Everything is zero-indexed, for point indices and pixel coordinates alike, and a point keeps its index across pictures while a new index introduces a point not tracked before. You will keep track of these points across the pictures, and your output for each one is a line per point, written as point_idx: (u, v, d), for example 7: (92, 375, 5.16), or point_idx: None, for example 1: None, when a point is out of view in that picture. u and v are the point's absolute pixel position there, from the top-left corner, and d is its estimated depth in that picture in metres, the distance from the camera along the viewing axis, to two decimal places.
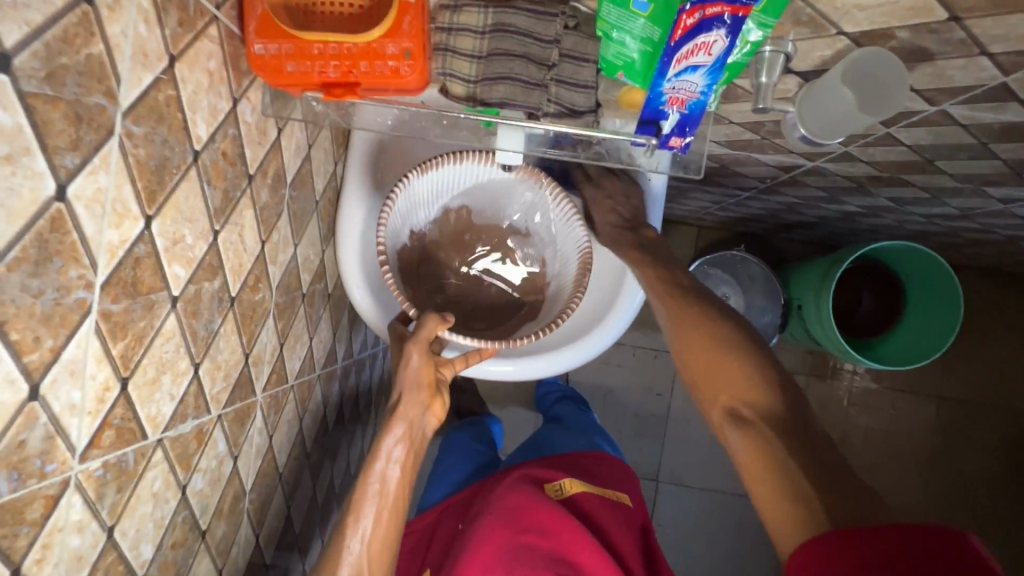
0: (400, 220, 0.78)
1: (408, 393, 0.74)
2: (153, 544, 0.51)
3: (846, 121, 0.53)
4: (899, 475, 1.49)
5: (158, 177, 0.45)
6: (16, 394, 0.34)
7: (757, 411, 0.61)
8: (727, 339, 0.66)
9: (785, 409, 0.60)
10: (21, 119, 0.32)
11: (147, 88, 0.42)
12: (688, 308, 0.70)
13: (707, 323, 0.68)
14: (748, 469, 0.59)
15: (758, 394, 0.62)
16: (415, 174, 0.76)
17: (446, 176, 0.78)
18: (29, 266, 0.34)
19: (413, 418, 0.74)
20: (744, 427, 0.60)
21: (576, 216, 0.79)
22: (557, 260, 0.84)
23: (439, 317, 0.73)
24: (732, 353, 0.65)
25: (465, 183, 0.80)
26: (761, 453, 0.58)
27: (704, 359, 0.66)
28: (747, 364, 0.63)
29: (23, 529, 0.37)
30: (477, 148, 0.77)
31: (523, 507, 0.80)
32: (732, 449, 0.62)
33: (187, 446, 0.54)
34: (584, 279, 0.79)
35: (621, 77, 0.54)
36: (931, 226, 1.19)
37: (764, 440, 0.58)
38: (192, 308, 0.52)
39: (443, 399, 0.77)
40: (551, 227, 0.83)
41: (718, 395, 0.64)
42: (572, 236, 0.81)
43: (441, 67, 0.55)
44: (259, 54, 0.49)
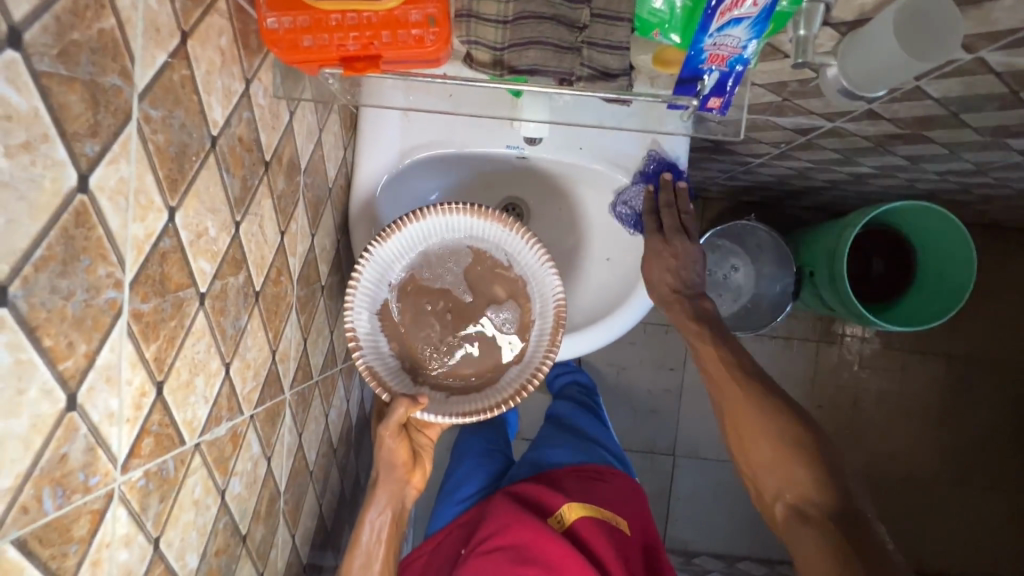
0: (374, 286, 0.73)
1: (387, 472, 0.82)
2: (198, 553, 0.49)
3: (889, 68, 0.50)
4: (911, 435, 1.51)
5: (178, 166, 0.42)
6: (54, 404, 0.32)
7: (823, 511, 0.59)
8: (792, 439, 0.65)
9: (849, 509, 0.59)
10: (36, 102, 0.29)
11: (162, 66, 0.39)
12: (759, 397, 0.69)
13: (775, 422, 0.66)
14: (808, 558, 0.56)
15: (823, 495, 0.61)
16: (376, 245, 0.71)
17: (410, 237, 0.73)
18: (57, 266, 0.32)
19: (395, 491, 0.83)
20: (806, 525, 0.59)
21: (548, 262, 0.73)
22: (534, 304, 0.75)
23: (411, 400, 0.71)
24: (793, 456, 0.64)
25: (431, 236, 0.74)
26: (827, 547, 0.55)
27: (771, 457, 0.65)
28: (800, 467, 0.63)
29: (72, 547, 0.34)
30: (432, 206, 0.71)
31: (531, 543, 0.78)
32: (792, 545, 0.59)
33: (224, 450, 0.52)
34: (556, 337, 0.73)
35: (656, 36, 0.50)
36: (943, 184, 1.17)
37: (821, 532, 0.57)
38: (219, 305, 0.49)
39: (422, 469, 0.85)
40: (525, 271, 0.75)
41: (771, 485, 0.65)
42: (547, 283, 0.74)
43: (465, 34, 0.52)
44: (272, 29, 0.47)
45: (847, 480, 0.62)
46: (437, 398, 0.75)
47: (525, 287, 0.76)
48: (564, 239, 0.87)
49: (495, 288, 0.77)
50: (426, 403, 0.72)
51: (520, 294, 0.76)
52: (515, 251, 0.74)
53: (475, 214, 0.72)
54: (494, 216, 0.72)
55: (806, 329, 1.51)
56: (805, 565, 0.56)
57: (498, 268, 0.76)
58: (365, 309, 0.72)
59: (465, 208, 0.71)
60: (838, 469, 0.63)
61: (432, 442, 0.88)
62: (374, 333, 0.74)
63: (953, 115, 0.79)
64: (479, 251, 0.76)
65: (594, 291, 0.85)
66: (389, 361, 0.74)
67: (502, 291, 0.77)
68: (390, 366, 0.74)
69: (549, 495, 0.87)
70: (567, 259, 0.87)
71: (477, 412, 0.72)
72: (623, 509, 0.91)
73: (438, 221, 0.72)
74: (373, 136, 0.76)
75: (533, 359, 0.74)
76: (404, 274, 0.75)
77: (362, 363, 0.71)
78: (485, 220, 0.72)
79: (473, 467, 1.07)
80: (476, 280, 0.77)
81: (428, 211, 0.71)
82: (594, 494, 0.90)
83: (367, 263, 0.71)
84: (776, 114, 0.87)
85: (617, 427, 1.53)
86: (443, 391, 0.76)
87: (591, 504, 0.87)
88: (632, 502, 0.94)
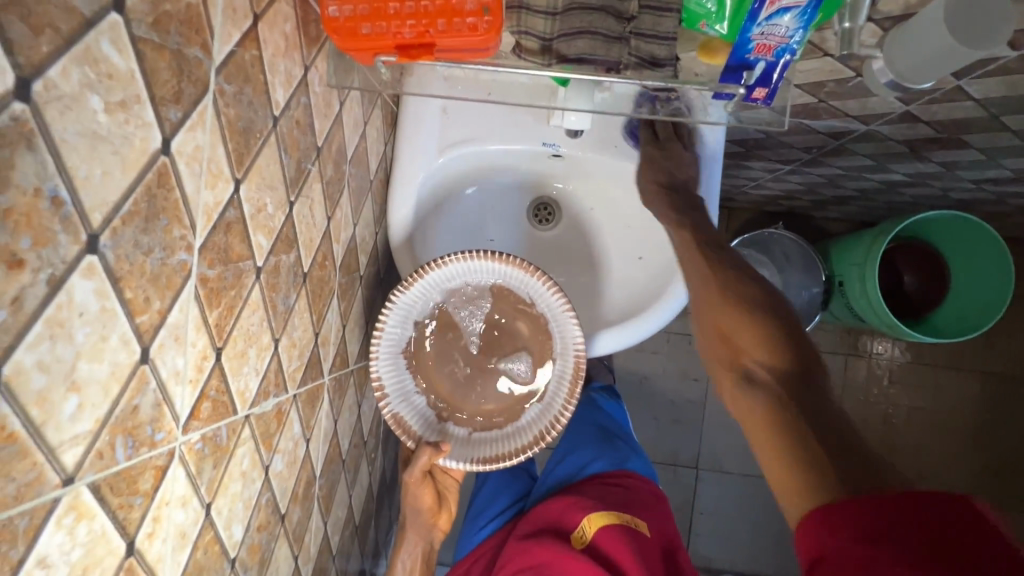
0: (402, 319, 0.72)
1: (412, 518, 0.84)
2: (243, 525, 0.49)
3: (936, 62, 0.51)
4: (945, 454, 1.46)
5: (245, 141, 0.43)
6: (130, 354, 0.33)
7: (776, 373, 0.53)
8: (746, 297, 0.59)
9: (805, 371, 0.53)
10: (133, 64, 0.31)
11: (236, 45, 0.41)
12: (721, 273, 0.63)
13: (729, 283, 0.61)
14: (754, 432, 0.51)
15: (780, 355, 0.54)
16: (400, 291, 0.70)
17: (432, 282, 0.72)
18: (140, 221, 0.33)
19: (422, 533, 0.84)
20: (753, 388, 0.53)
21: (570, 311, 0.70)
22: (554, 344, 0.73)
23: (434, 448, 0.71)
24: (748, 314, 0.57)
25: (454, 281, 0.73)
26: (774, 415, 0.49)
27: (725, 318, 0.59)
28: (755, 323, 0.57)
29: (137, 499, 0.35)
30: (456, 253, 0.69)
31: (550, 561, 0.78)
32: (739, 411, 0.54)
33: (269, 426, 0.52)
34: (576, 386, 0.71)
35: (702, 27, 0.51)
36: (979, 192, 1.16)
37: (776, 400, 0.50)
38: (273, 281, 0.50)
39: (448, 513, 0.85)
40: (544, 314, 0.73)
41: (736, 355, 0.57)
42: (567, 333, 0.72)
43: (516, 25, 0.54)
44: (333, 17, 0.49)
45: (809, 345, 0.56)
46: (460, 436, 0.74)
47: (546, 326, 0.73)
48: (600, 235, 0.88)
49: (517, 323, 0.75)
50: (448, 450, 0.72)
51: (541, 330, 0.74)
52: (536, 295, 0.72)
53: (498, 259, 0.70)
54: (511, 261, 0.70)
55: (833, 342, 1.49)
56: (757, 439, 0.50)
57: (520, 303, 0.74)
58: (390, 352, 0.71)
59: (488, 254, 0.70)
60: (801, 333, 0.56)
61: (455, 487, 0.86)
62: (399, 372, 0.73)
63: (994, 117, 0.78)
64: (498, 290, 0.74)
65: (629, 288, 0.84)
66: (416, 404, 0.74)
67: (525, 326, 0.74)
68: (416, 409, 0.74)
69: (566, 509, 0.85)
70: (597, 257, 0.88)
71: (505, 458, 0.72)
72: (645, 515, 0.87)
73: (460, 267, 0.71)
74: (412, 127, 0.78)
75: (554, 404, 0.73)
76: (431, 309, 0.74)
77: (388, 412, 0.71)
78: (506, 264, 0.70)
79: (492, 484, 1.05)
80: (498, 314, 0.75)
81: (450, 258, 0.70)
82: (613, 500, 0.86)
83: (392, 310, 0.71)
84: (810, 117, 0.87)
85: (640, 437, 1.51)
86: (465, 428, 0.75)
87: (606, 508, 0.84)
88: (652, 507, 0.90)
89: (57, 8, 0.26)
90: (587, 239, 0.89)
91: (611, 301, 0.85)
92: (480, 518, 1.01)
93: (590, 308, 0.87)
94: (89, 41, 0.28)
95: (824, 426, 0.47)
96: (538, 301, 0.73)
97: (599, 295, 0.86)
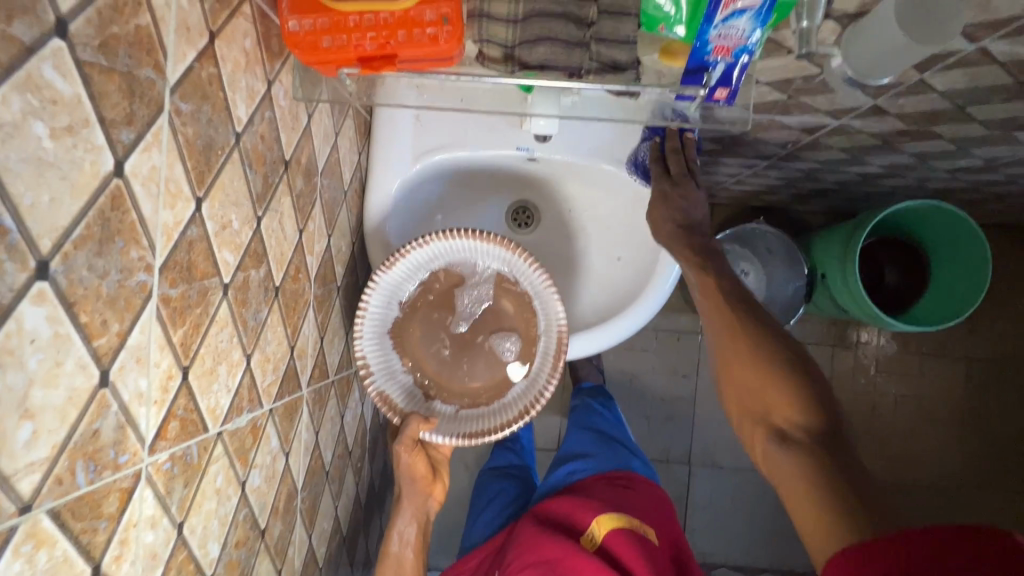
0: (384, 302, 0.70)
1: (407, 486, 0.77)
2: (220, 542, 0.49)
3: (892, 57, 0.52)
4: (933, 439, 1.48)
5: (205, 158, 0.43)
6: (89, 379, 0.33)
7: (809, 437, 0.56)
8: (779, 352, 0.62)
9: (835, 434, 0.56)
10: (80, 89, 0.31)
11: (192, 63, 0.41)
12: (747, 322, 0.66)
13: (754, 336, 0.64)
14: (789, 489, 0.54)
15: (812, 417, 0.57)
16: (383, 270, 0.69)
17: (417, 260, 0.70)
18: (94, 245, 0.33)
19: (419, 504, 0.78)
20: (788, 447, 0.56)
21: (552, 285, 0.69)
22: (539, 321, 0.72)
23: (422, 417, 0.69)
24: (778, 378, 0.60)
25: (437, 260, 0.71)
26: (807, 480, 0.52)
27: (755, 379, 0.62)
28: (787, 385, 0.60)
29: (102, 523, 0.35)
30: (436, 232, 0.68)
31: (561, 558, 0.74)
32: (772, 468, 0.57)
33: (244, 441, 0.52)
34: (560, 359, 0.70)
35: (661, 30, 0.52)
36: (954, 181, 1.17)
37: (813, 458, 0.54)
38: (241, 297, 0.50)
39: (442, 482, 0.79)
40: (528, 297, 0.72)
41: (767, 412, 0.60)
42: (550, 309, 0.70)
43: (477, 34, 0.54)
44: (293, 32, 0.49)
45: (834, 406, 0.59)
46: (446, 414, 0.73)
47: (530, 304, 0.72)
48: (579, 233, 0.88)
49: (502, 302, 0.73)
50: (436, 424, 0.70)
51: (526, 306, 0.72)
52: (520, 272, 0.70)
53: (481, 238, 0.68)
54: (489, 236, 0.68)
55: (820, 334, 1.51)
56: (790, 492, 0.54)
57: (505, 282, 0.73)
58: (374, 332, 0.70)
59: (469, 232, 0.68)
60: (824, 388, 0.60)
61: (447, 456, 0.82)
62: (385, 352, 0.71)
63: (960, 108, 0.80)
64: (486, 274, 0.73)
65: (610, 288, 0.85)
66: (402, 379, 0.72)
67: (511, 305, 0.73)
68: (402, 385, 0.72)
69: (574, 509, 0.83)
70: (575, 259, 0.88)
71: (489, 432, 0.70)
72: (651, 520, 0.85)
73: (443, 246, 0.69)
74: (386, 135, 0.78)
75: (539, 377, 0.71)
76: (416, 290, 0.73)
77: (374, 390, 0.70)
78: (488, 243, 0.69)
79: (494, 493, 1.06)
80: (486, 294, 0.73)
81: (431, 237, 0.68)
82: (618, 503, 0.84)
83: (375, 289, 0.69)
84: (782, 113, 0.88)
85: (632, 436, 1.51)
86: (453, 405, 0.73)
87: (616, 511, 0.81)
88: (658, 511, 0.88)
89: None
90: (568, 243, 0.89)
91: (590, 299, 0.86)
92: (484, 522, 1.02)
93: (571, 308, 0.88)
94: (31, 68, 0.28)
95: (860, 484, 0.51)
96: (520, 279, 0.72)
97: (578, 294, 0.87)
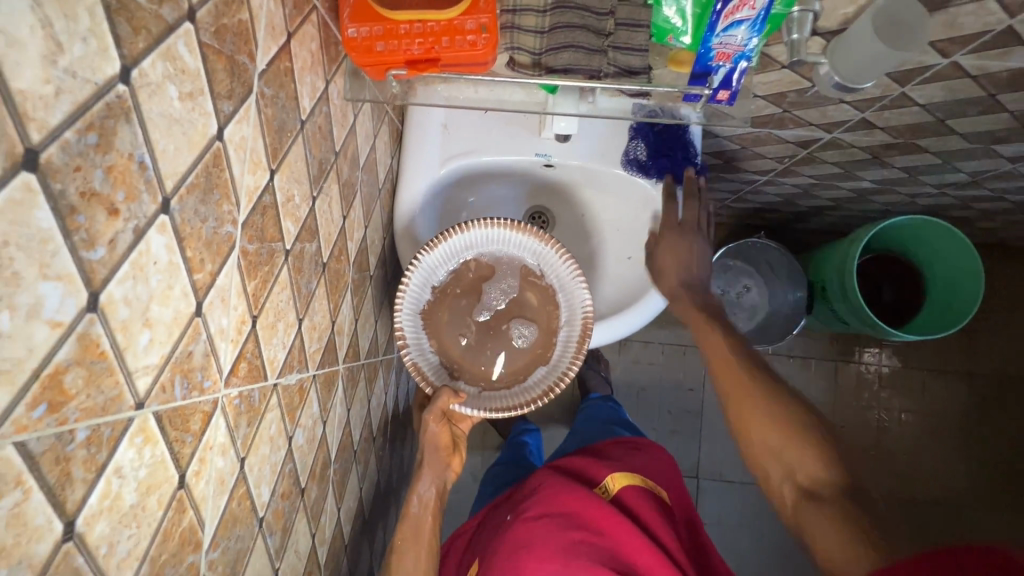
0: (421, 285, 0.76)
1: (426, 454, 0.80)
2: (270, 488, 0.53)
3: (873, 65, 0.59)
4: (940, 457, 1.51)
5: (279, 138, 0.50)
6: (189, 305, 0.39)
7: (835, 490, 0.57)
8: (798, 413, 0.64)
9: (862, 488, 0.57)
10: (200, 64, 0.38)
11: (274, 56, 0.48)
12: (763, 388, 0.68)
13: (775, 401, 0.66)
14: (822, 543, 0.54)
15: (832, 471, 0.59)
16: (424, 253, 0.74)
17: (454, 247, 0.76)
18: (200, 193, 0.39)
19: (437, 473, 0.80)
20: (816, 505, 0.57)
21: (580, 274, 0.75)
22: (562, 312, 0.78)
23: (452, 391, 0.74)
24: (795, 431, 0.62)
25: (473, 247, 0.77)
26: (841, 529, 0.53)
27: (778, 433, 0.63)
28: (805, 437, 0.62)
29: (188, 437, 0.40)
30: (476, 219, 0.74)
31: (576, 510, 0.73)
32: (803, 528, 0.57)
33: (293, 399, 0.57)
34: (583, 345, 0.75)
35: (670, 40, 0.59)
36: (944, 197, 1.24)
37: (843, 513, 0.54)
38: (298, 265, 0.56)
39: (460, 454, 0.83)
40: (555, 286, 0.78)
41: (791, 473, 0.61)
42: (575, 295, 0.76)
43: (509, 43, 0.63)
44: (352, 37, 0.57)
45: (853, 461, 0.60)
46: (472, 392, 0.77)
47: (554, 295, 0.78)
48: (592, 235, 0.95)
49: (526, 295, 0.79)
50: (465, 397, 0.75)
51: (550, 300, 0.78)
52: (549, 263, 0.77)
53: (514, 227, 0.74)
54: (524, 226, 0.75)
55: (821, 350, 1.55)
56: (823, 547, 0.54)
57: (530, 275, 0.79)
58: (412, 311, 0.76)
59: (507, 221, 0.74)
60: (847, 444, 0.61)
61: (467, 431, 0.86)
62: (417, 330, 0.76)
63: (941, 121, 0.87)
64: (515, 267, 0.79)
65: (621, 287, 0.91)
66: (431, 358, 0.77)
67: (535, 297, 0.79)
68: (432, 363, 0.77)
69: (591, 466, 0.85)
70: (588, 259, 0.95)
71: (510, 408, 0.75)
72: (664, 483, 0.87)
73: (482, 233, 0.75)
74: (419, 134, 0.86)
75: (561, 363, 0.76)
76: (448, 277, 0.78)
77: (408, 360, 0.75)
78: (521, 233, 0.75)
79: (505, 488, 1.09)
80: (511, 286, 0.79)
81: (472, 224, 0.74)
82: (635, 465, 0.86)
83: (416, 270, 0.74)
84: (778, 127, 0.96)
85: None
86: (476, 386, 0.78)
87: (634, 472, 0.84)
88: (671, 476, 0.90)
89: (151, 15, 0.33)
90: (581, 247, 0.96)
91: (602, 297, 0.93)
92: None
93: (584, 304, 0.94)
94: (170, 42, 0.35)
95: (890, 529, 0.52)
96: (547, 271, 0.78)
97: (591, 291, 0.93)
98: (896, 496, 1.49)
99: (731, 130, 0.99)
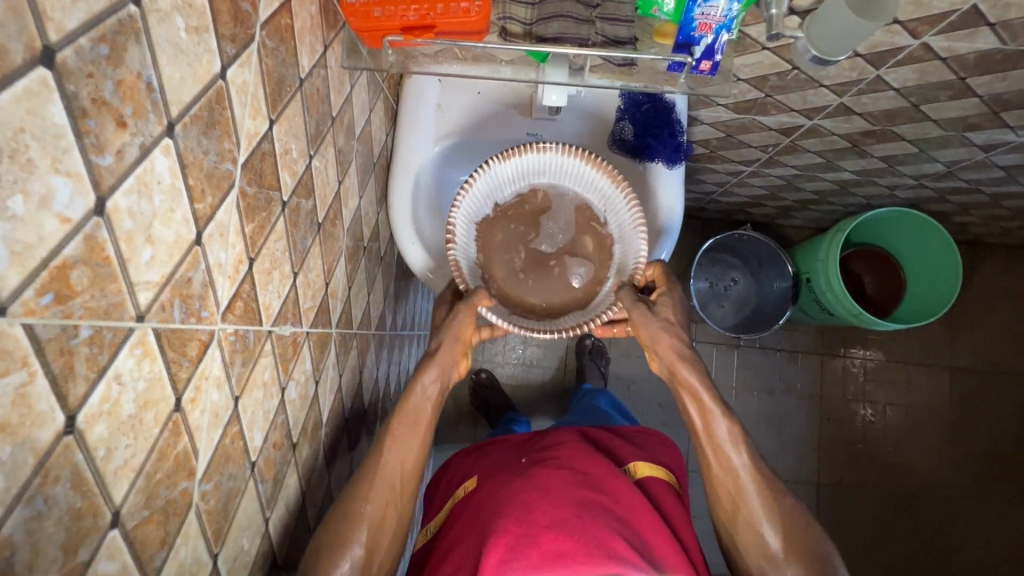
0: (483, 196, 0.81)
1: (446, 344, 0.78)
2: (262, 434, 0.54)
3: (846, 37, 0.63)
4: (924, 449, 1.53)
5: (278, 90, 0.52)
6: (189, 232, 0.40)
7: None
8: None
9: None
10: (206, 1, 0.40)
11: (276, 10, 0.50)
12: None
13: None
14: None
15: None
16: (499, 161, 0.79)
17: (527, 166, 0.81)
18: (202, 126, 0.41)
19: (445, 368, 0.78)
20: None
21: (643, 225, 0.78)
22: (613, 261, 0.82)
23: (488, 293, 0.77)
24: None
25: (544, 173, 0.82)
26: None
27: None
28: None
29: (186, 361, 0.41)
30: (565, 145, 0.79)
31: (598, 474, 0.74)
32: None
33: (287, 350, 0.58)
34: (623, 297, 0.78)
35: (654, 12, 0.63)
36: (923, 190, 1.28)
37: None
38: (294, 219, 0.58)
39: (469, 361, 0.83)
40: (615, 229, 0.82)
41: None
42: (632, 242, 0.80)
43: (502, 14, 0.67)
44: (351, 3, 0.59)
45: None
46: (502, 308, 0.80)
47: (611, 244, 0.82)
48: None
49: (584, 237, 0.83)
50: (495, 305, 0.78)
51: (606, 248, 0.82)
52: (615, 209, 0.81)
53: (594, 164, 0.79)
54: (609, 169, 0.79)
55: (807, 343, 1.56)
56: None
57: (593, 220, 0.83)
58: (469, 215, 0.80)
59: (589, 156, 0.79)
60: None
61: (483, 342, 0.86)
62: (470, 235, 0.81)
63: (915, 106, 0.91)
64: (576, 203, 0.83)
65: None
66: (473, 261, 0.82)
67: (591, 242, 0.83)
68: (472, 266, 0.82)
69: (616, 447, 0.88)
70: None
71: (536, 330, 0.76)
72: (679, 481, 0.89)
73: (560, 162, 0.80)
74: (414, 103, 0.88)
75: (598, 307, 0.79)
76: (512, 198, 0.83)
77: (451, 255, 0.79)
78: (598, 172, 0.80)
79: None
80: (568, 223, 0.83)
81: (552, 146, 0.79)
82: (658, 455, 0.89)
83: (484, 175, 0.79)
84: (761, 113, 1.00)
85: None
86: (508, 305, 0.81)
87: (657, 463, 0.86)
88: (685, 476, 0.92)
89: None
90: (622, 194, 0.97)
91: None
92: None
93: None
94: None
95: None
96: (610, 219, 0.82)
97: None
98: (879, 486, 1.52)
99: (716, 116, 1.03)
